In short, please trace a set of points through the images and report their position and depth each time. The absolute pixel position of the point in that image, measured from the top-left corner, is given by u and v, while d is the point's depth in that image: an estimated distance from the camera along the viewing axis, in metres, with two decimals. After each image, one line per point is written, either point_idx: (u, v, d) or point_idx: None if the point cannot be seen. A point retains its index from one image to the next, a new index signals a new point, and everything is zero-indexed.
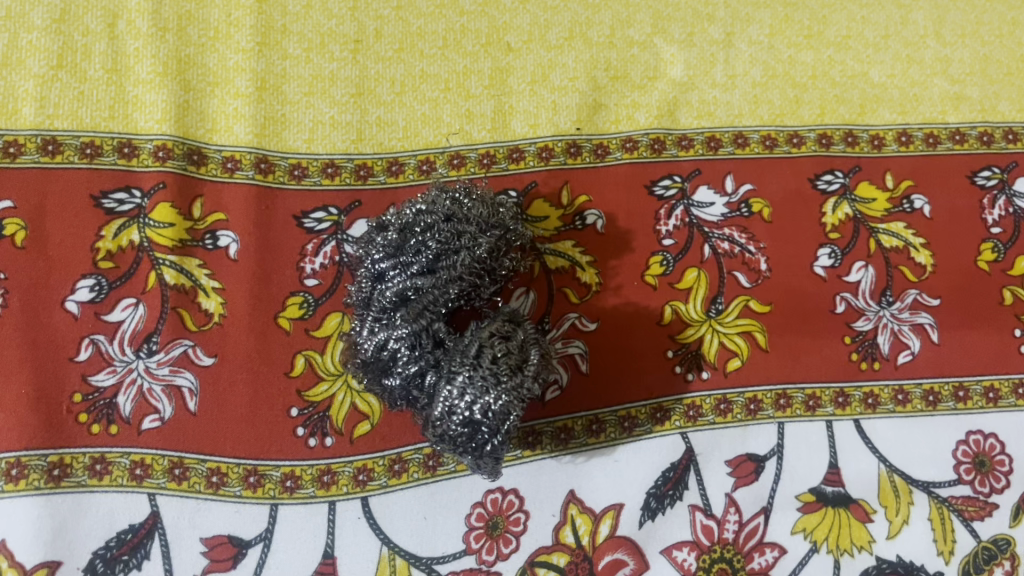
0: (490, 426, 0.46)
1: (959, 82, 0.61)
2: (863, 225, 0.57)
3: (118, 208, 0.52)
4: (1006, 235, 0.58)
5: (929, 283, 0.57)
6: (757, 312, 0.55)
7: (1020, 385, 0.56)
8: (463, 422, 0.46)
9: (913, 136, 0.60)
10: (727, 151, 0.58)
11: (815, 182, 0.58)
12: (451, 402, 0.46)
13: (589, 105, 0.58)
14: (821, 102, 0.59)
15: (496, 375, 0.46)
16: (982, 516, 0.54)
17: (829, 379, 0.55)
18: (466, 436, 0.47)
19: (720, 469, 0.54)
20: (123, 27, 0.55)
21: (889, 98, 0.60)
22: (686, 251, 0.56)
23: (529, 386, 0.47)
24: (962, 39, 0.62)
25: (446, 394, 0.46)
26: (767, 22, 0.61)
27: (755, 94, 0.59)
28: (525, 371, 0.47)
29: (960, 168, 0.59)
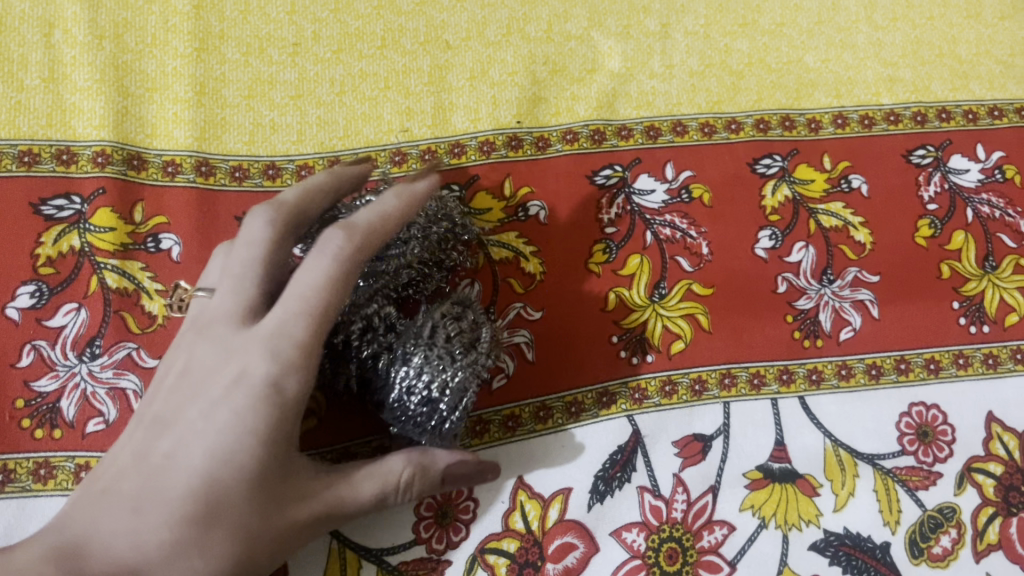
0: (446, 400, 0.44)
1: (892, 65, 0.67)
2: (802, 207, 0.61)
3: (57, 215, 0.52)
4: (942, 211, 0.63)
5: (868, 260, 0.61)
6: (699, 295, 0.58)
7: (959, 356, 0.59)
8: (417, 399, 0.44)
9: (849, 117, 0.65)
10: (666, 139, 0.62)
11: (754, 166, 0.62)
12: (408, 383, 0.44)
13: (529, 99, 0.62)
14: (758, 89, 0.64)
15: (452, 352, 0.44)
16: (926, 485, 0.55)
17: (773, 356, 0.57)
18: (424, 415, 0.45)
19: (667, 450, 0.55)
20: (60, 37, 0.56)
21: (825, 82, 0.66)
22: (628, 239, 0.59)
23: (484, 363, 0.45)
24: (893, 24, 0.68)
25: (400, 376, 0.44)
26: (702, 13, 0.66)
27: (692, 83, 0.64)
28: (479, 349, 0.46)
29: (896, 149, 0.64)
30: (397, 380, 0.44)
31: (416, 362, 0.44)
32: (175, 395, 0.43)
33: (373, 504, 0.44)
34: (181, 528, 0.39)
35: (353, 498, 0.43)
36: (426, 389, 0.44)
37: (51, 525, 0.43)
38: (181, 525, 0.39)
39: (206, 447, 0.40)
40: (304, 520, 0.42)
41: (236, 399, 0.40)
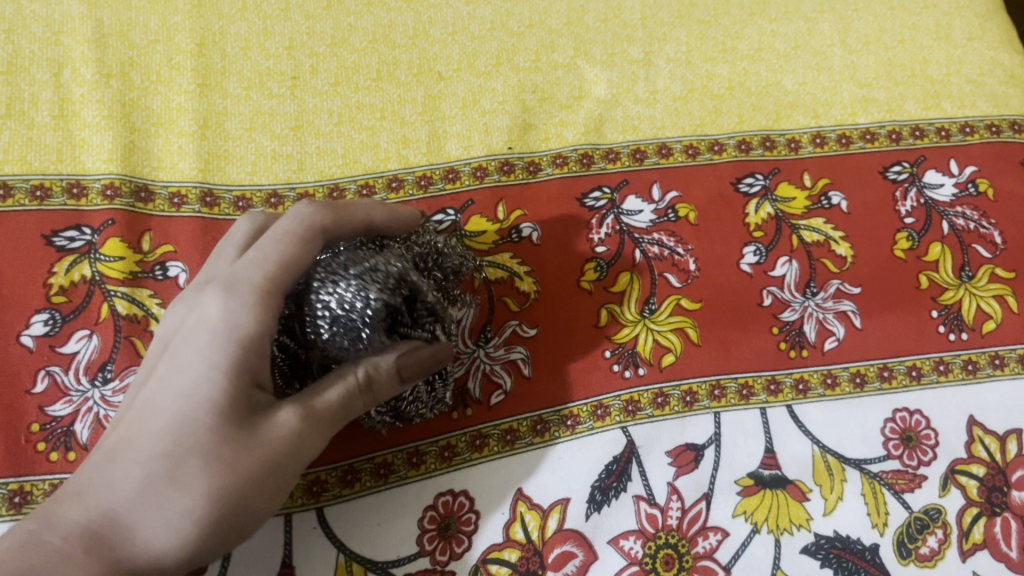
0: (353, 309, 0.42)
1: (867, 86, 0.70)
2: (785, 223, 0.64)
3: (68, 245, 0.54)
4: (919, 224, 0.65)
5: (849, 273, 0.63)
6: (688, 309, 0.60)
7: (940, 363, 0.61)
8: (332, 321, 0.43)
9: (827, 137, 0.67)
10: (652, 162, 0.65)
11: (737, 185, 0.65)
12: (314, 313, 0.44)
13: (519, 125, 0.64)
14: (739, 111, 0.67)
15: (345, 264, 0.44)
16: (912, 488, 0.57)
17: (760, 367, 0.59)
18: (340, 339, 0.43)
19: (661, 460, 0.56)
20: (69, 76, 0.59)
21: (803, 103, 0.68)
22: (618, 257, 0.61)
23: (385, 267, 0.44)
24: (867, 47, 0.71)
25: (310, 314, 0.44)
26: (683, 40, 0.69)
27: (676, 107, 0.67)
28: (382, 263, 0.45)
29: (873, 166, 0.67)
30: (310, 319, 0.44)
31: (323, 290, 0.43)
32: (156, 362, 0.47)
33: (345, 410, 0.45)
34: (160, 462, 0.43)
35: (321, 407, 0.44)
36: (333, 304, 0.43)
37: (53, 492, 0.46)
38: (164, 462, 0.43)
39: (179, 391, 0.43)
40: (273, 438, 0.44)
41: (200, 342, 0.44)
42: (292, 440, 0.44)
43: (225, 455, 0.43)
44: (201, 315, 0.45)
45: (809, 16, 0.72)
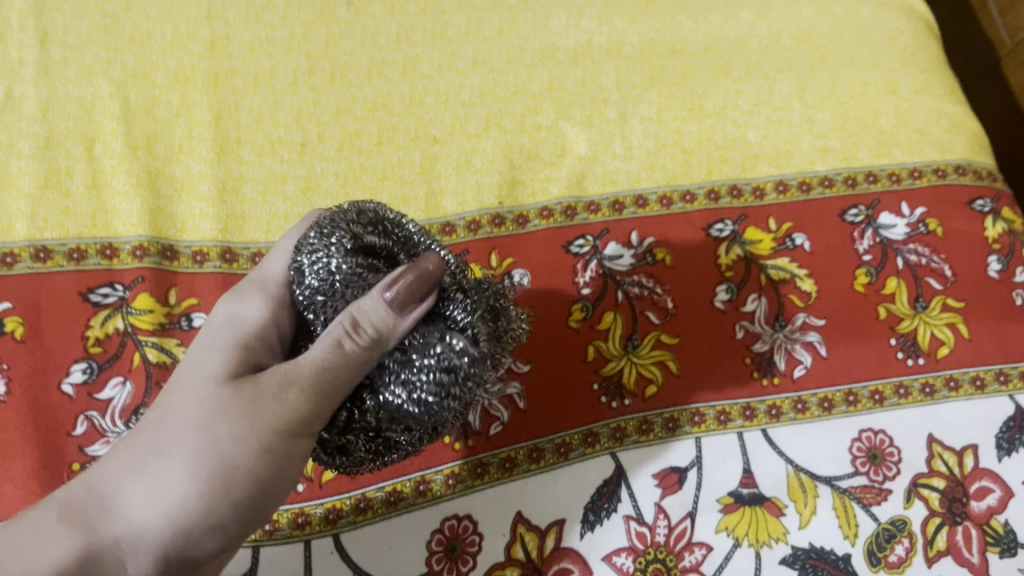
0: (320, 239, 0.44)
1: (823, 137, 0.76)
2: (753, 263, 0.70)
3: (102, 301, 0.60)
4: (875, 261, 0.71)
5: (814, 306, 0.69)
6: (668, 344, 0.66)
7: (900, 387, 0.66)
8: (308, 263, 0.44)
9: (789, 184, 0.74)
10: (630, 212, 0.71)
11: (708, 230, 0.71)
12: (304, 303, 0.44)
13: (508, 182, 0.70)
14: (708, 163, 0.74)
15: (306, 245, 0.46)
16: (879, 500, 0.62)
17: (735, 395, 0.65)
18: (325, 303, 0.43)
19: (648, 482, 0.61)
20: (100, 149, 0.65)
21: (766, 154, 0.75)
22: (602, 297, 0.67)
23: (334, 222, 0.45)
24: (822, 102, 0.78)
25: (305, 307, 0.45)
26: (655, 101, 0.76)
27: (650, 161, 0.73)
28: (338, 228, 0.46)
29: (832, 210, 0.73)
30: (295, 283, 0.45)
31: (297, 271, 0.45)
32: None
33: (328, 371, 0.41)
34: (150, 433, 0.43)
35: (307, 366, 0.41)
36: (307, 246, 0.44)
37: None
38: (152, 429, 0.43)
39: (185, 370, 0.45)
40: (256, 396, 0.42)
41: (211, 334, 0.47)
42: (283, 404, 0.42)
43: (212, 418, 0.42)
44: (218, 319, 0.48)
45: (769, 75, 0.79)
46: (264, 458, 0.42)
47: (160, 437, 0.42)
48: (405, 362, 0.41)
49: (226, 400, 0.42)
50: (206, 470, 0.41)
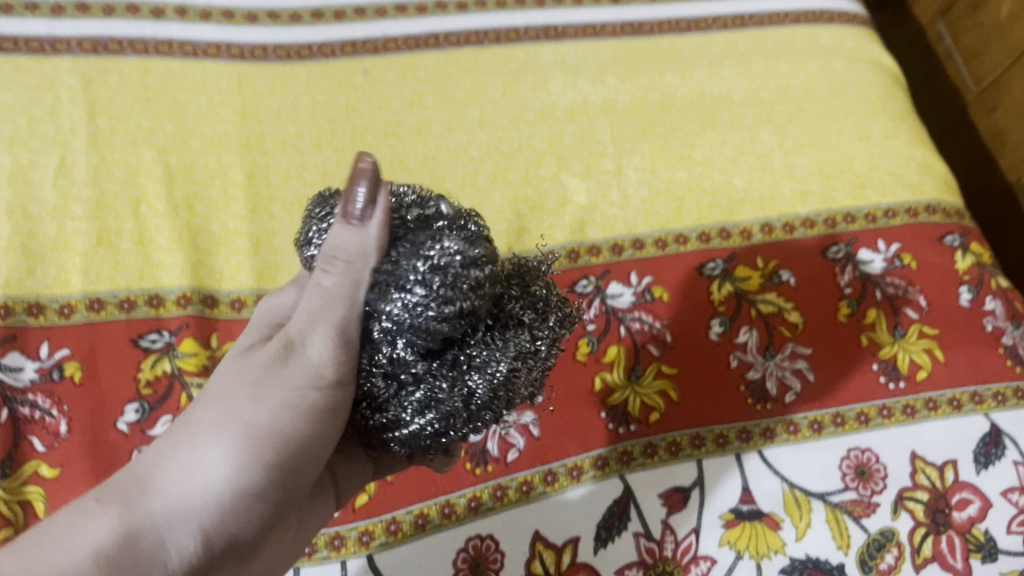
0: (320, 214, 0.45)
1: (804, 182, 0.83)
2: (744, 297, 0.76)
3: (151, 346, 0.65)
4: (856, 293, 0.78)
5: (801, 336, 0.75)
6: (668, 374, 0.72)
7: (883, 408, 0.72)
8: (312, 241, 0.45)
9: (774, 226, 0.80)
10: (629, 253, 0.77)
11: (701, 269, 0.77)
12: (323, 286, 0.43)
13: (516, 230, 0.77)
14: (698, 209, 0.80)
15: None
16: (868, 513, 0.67)
17: (731, 419, 0.71)
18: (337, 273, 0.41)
19: (655, 501, 0.67)
20: (146, 209, 0.71)
21: (751, 198, 0.82)
22: (606, 333, 0.73)
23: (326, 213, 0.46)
24: (801, 150, 0.85)
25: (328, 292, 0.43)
26: (648, 153, 0.83)
27: (645, 208, 0.80)
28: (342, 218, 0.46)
29: (814, 247, 0.80)
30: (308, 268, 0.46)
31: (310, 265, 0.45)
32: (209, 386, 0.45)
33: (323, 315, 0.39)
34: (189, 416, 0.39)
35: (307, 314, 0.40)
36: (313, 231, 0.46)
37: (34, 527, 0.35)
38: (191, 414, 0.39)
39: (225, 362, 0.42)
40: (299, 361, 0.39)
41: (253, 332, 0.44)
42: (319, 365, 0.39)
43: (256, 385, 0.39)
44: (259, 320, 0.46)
45: (751, 127, 0.86)
46: (322, 426, 0.39)
47: (210, 410, 0.38)
48: (394, 272, 0.38)
49: (267, 369, 0.39)
50: (258, 441, 0.37)
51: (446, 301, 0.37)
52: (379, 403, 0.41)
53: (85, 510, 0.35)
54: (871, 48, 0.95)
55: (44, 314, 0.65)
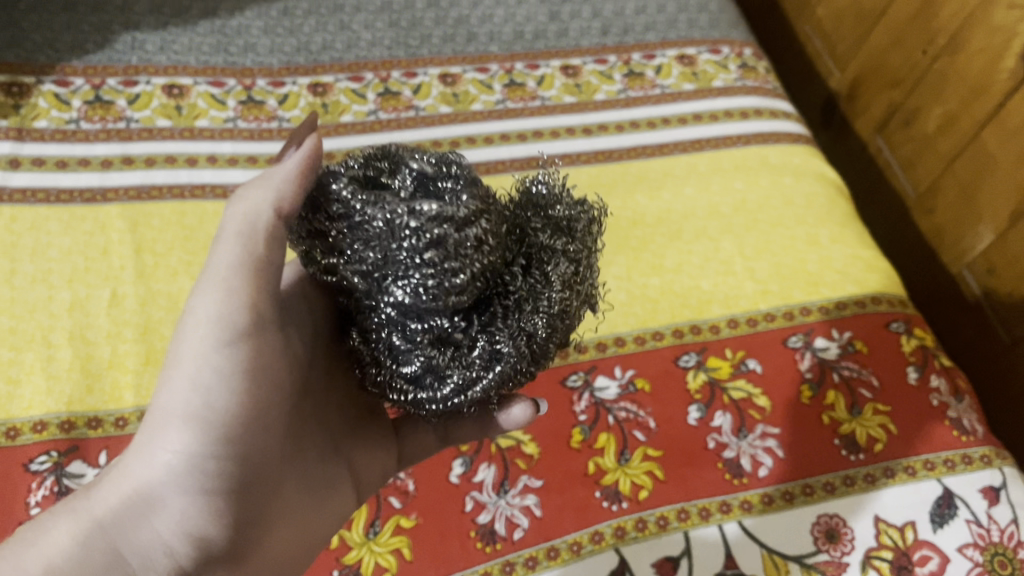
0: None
1: (763, 282, 0.94)
2: (716, 385, 0.86)
3: None
4: (816, 377, 0.87)
5: (770, 417, 0.84)
6: (653, 456, 0.81)
7: (847, 478, 0.81)
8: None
9: (739, 321, 0.91)
10: (612, 350, 0.87)
11: (677, 361, 0.87)
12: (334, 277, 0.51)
13: None
14: (671, 309, 0.91)
15: None
16: (839, 572, 0.76)
17: (711, 493, 0.79)
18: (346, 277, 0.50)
19: (649, 569, 0.74)
20: None
21: (718, 298, 0.93)
22: (596, 421, 0.82)
23: None
24: (759, 254, 0.97)
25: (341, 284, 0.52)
26: (624, 264, 0.94)
27: (624, 311, 0.90)
28: None
29: (776, 338, 0.90)
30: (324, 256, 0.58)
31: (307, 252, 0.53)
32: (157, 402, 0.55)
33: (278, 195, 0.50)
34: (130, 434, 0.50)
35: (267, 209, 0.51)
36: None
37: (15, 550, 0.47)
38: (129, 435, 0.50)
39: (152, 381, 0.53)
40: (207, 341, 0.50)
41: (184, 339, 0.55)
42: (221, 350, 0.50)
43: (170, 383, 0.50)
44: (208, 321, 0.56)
45: (714, 237, 0.98)
46: (229, 396, 0.50)
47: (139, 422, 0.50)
48: (387, 260, 0.47)
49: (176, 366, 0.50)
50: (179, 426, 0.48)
51: (454, 272, 0.46)
52: (441, 370, 0.51)
53: (44, 528, 0.46)
54: (816, 162, 1.08)
55: (102, 426, 0.73)
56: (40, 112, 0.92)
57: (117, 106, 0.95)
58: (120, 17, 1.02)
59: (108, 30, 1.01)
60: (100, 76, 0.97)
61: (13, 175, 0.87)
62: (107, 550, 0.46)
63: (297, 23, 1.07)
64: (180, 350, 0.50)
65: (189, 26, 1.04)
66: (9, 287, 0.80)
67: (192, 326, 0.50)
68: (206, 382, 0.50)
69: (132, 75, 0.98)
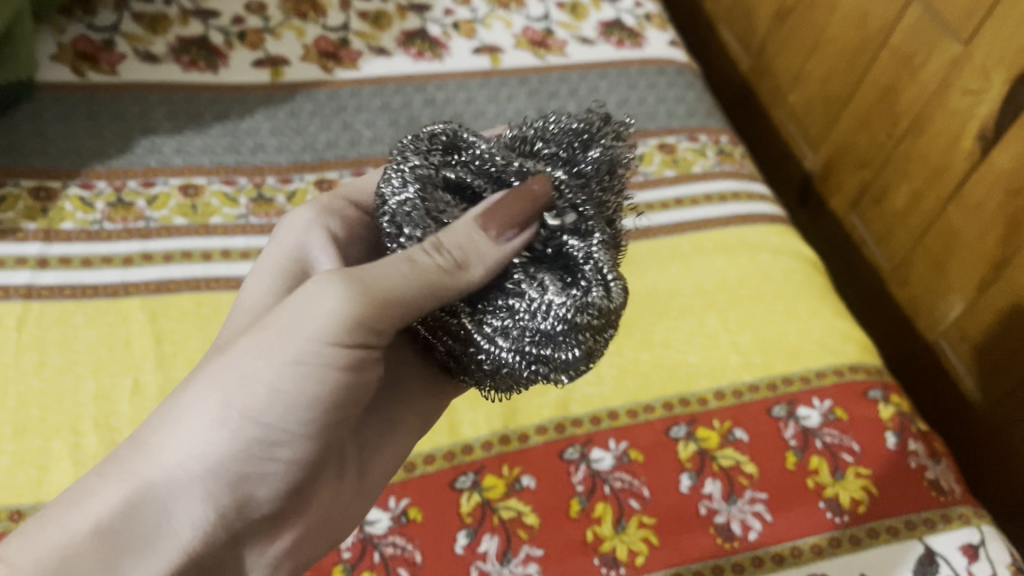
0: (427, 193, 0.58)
1: (747, 354, 1.00)
2: (706, 453, 0.91)
3: None
4: (800, 444, 0.92)
5: (757, 483, 0.89)
6: (648, 523, 0.85)
7: (832, 539, 0.85)
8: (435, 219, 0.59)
9: (725, 392, 0.96)
10: (606, 423, 0.92)
11: (668, 432, 0.92)
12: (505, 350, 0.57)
13: (510, 410, 0.92)
14: (660, 383, 0.96)
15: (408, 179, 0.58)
16: None
17: (705, 558, 0.83)
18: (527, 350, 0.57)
19: None
20: None
21: (704, 371, 0.98)
22: (593, 491, 0.87)
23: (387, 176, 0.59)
24: (741, 328, 1.03)
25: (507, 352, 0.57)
26: (614, 340, 1.00)
27: (616, 385, 0.96)
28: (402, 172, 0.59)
29: (760, 408, 0.95)
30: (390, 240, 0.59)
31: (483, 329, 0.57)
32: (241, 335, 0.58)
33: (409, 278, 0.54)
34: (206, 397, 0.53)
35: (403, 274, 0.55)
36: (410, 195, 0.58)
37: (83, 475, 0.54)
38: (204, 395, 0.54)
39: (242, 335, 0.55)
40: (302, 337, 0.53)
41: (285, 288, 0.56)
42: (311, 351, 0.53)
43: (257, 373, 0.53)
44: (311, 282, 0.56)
45: (698, 312, 1.04)
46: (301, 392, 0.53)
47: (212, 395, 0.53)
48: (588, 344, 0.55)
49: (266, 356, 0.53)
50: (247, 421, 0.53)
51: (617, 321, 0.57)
52: None
53: (109, 472, 0.53)
54: (792, 241, 1.15)
55: None
56: (65, 214, 0.99)
57: (137, 206, 1.02)
58: (139, 124, 1.10)
59: (128, 136, 1.08)
60: (121, 179, 1.04)
61: (41, 273, 0.93)
62: (154, 506, 0.52)
63: (303, 124, 1.15)
64: (269, 333, 0.53)
65: (203, 130, 1.11)
66: (39, 378, 0.85)
67: (291, 312, 0.53)
68: (263, 384, 0.52)
69: (150, 177, 1.05)
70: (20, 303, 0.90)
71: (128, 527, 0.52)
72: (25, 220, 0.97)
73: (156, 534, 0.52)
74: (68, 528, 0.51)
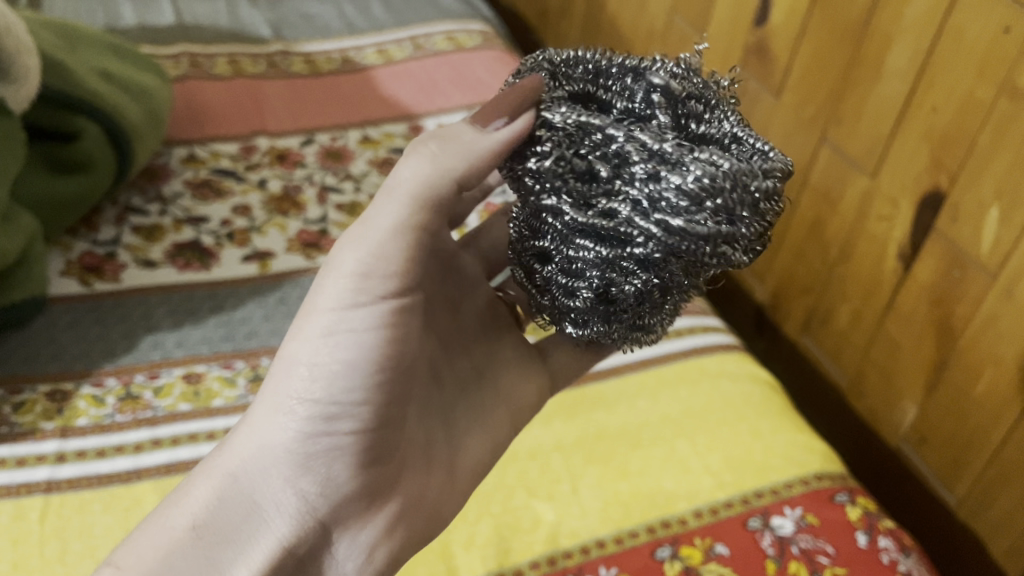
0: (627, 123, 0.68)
1: (718, 475, 1.08)
2: (692, 570, 0.97)
3: None
4: (778, 552, 0.99)
5: None
6: None
7: None
8: (619, 106, 0.73)
9: (703, 511, 1.03)
10: (595, 553, 0.98)
11: (653, 555, 0.98)
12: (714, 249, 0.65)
13: (505, 549, 0.97)
14: (642, 509, 1.03)
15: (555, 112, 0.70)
16: None
17: None
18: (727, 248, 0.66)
19: None
20: None
21: (682, 494, 1.05)
22: None
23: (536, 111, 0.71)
24: (710, 450, 1.11)
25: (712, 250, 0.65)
26: (595, 475, 1.07)
27: (601, 516, 1.02)
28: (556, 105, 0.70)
29: (737, 522, 1.02)
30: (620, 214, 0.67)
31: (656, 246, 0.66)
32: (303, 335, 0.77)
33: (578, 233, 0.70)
34: (277, 404, 0.75)
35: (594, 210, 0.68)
36: (596, 168, 0.67)
37: (183, 491, 0.75)
38: (270, 401, 0.75)
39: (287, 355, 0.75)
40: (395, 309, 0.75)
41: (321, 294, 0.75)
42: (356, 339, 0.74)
43: (315, 362, 0.74)
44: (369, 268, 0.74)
45: (669, 440, 1.12)
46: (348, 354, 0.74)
47: (275, 396, 0.75)
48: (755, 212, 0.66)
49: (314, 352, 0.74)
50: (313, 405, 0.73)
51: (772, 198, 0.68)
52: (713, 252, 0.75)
53: (199, 483, 0.75)
54: (746, 366, 1.26)
55: None
56: (79, 412, 1.08)
57: (144, 397, 1.11)
58: (142, 323, 1.21)
59: (133, 335, 1.19)
60: (128, 375, 1.13)
61: (61, 467, 1.01)
62: (242, 498, 0.73)
63: (292, 308, 1.26)
64: (311, 333, 0.75)
65: (200, 323, 1.22)
66: (62, 565, 0.91)
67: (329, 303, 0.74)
68: (304, 371, 0.74)
69: (155, 370, 1.15)
70: (43, 497, 0.97)
71: (223, 517, 0.72)
72: (42, 421, 1.06)
73: (245, 521, 0.72)
74: (175, 530, 0.72)
